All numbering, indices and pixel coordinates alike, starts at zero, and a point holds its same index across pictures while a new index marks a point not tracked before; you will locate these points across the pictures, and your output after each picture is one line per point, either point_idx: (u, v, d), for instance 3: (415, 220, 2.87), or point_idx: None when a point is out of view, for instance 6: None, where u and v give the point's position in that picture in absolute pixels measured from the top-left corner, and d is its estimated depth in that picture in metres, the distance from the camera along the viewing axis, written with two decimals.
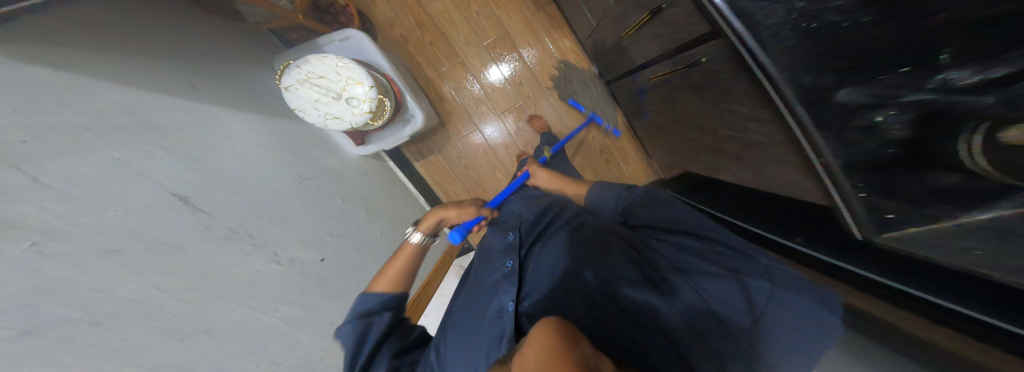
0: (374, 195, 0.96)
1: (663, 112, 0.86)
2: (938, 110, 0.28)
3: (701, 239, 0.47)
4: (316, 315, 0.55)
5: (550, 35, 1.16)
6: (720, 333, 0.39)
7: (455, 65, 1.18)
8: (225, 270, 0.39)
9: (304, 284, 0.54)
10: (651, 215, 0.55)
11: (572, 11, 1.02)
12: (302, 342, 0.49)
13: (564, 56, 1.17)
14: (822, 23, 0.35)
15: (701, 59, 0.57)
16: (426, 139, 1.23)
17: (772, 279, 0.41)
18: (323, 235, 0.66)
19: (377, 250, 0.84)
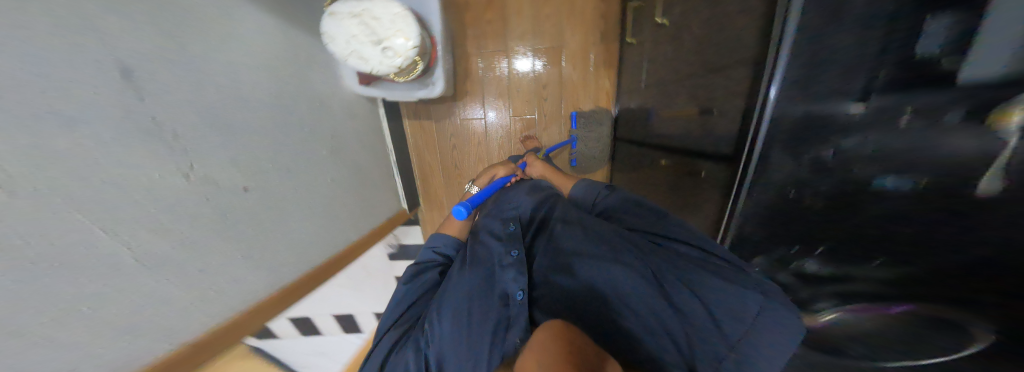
0: (351, 140, 0.81)
1: (648, 189, 0.93)
2: (792, 286, 0.42)
3: (704, 253, 0.41)
4: (200, 262, 0.41)
5: (595, 68, 1.10)
6: (710, 335, 0.37)
7: (497, 52, 1.08)
8: (73, 169, 0.28)
9: (201, 226, 0.41)
10: (648, 219, 0.50)
11: (629, 62, 0.98)
12: (156, 291, 0.37)
13: (596, 95, 1.13)
14: (786, 192, 0.39)
15: (702, 173, 0.61)
16: (430, 105, 1.11)
17: (763, 291, 0.35)
18: (268, 170, 0.52)
19: (329, 202, 0.71)
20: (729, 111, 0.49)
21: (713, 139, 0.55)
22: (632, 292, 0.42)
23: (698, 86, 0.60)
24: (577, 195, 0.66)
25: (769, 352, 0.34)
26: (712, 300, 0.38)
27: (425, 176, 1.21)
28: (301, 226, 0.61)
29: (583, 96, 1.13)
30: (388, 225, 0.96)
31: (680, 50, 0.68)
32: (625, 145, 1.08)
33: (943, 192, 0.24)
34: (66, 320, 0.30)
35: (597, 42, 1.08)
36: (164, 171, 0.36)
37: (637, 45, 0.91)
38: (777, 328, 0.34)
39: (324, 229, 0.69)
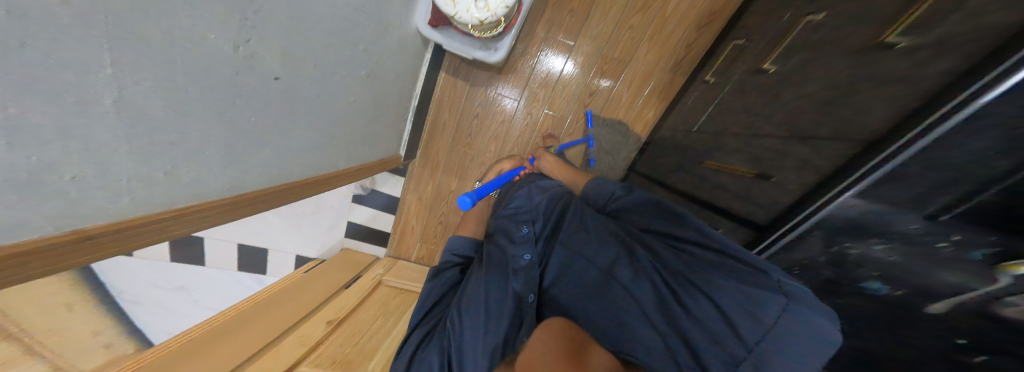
0: (395, 81, 0.73)
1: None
2: None
3: (721, 254, 0.41)
4: (200, 174, 0.33)
5: (649, 96, 1.09)
6: (728, 335, 0.34)
7: (565, 43, 1.04)
8: (182, 51, 0.23)
9: (232, 137, 0.34)
10: (658, 221, 0.49)
11: (683, 104, 0.96)
12: (152, 197, 0.29)
13: (635, 120, 1.12)
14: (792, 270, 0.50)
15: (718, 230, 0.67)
16: (475, 68, 1.06)
17: (787, 292, 0.33)
18: (320, 91, 0.44)
19: (349, 133, 0.63)
20: (788, 195, 0.50)
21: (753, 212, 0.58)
22: (641, 297, 0.43)
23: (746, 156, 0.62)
24: (589, 191, 0.64)
25: (802, 352, 0.30)
26: (726, 304, 0.36)
27: (432, 131, 1.13)
28: (319, 147, 0.55)
29: (623, 116, 1.12)
30: (373, 167, 0.85)
31: (742, 114, 0.68)
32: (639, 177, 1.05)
33: (898, 314, 0.34)
34: (79, 214, 0.23)
35: (662, 74, 1.07)
36: (256, 68, 0.31)
37: (712, 86, 0.86)
38: (806, 328, 0.31)
39: (329, 158, 0.61)
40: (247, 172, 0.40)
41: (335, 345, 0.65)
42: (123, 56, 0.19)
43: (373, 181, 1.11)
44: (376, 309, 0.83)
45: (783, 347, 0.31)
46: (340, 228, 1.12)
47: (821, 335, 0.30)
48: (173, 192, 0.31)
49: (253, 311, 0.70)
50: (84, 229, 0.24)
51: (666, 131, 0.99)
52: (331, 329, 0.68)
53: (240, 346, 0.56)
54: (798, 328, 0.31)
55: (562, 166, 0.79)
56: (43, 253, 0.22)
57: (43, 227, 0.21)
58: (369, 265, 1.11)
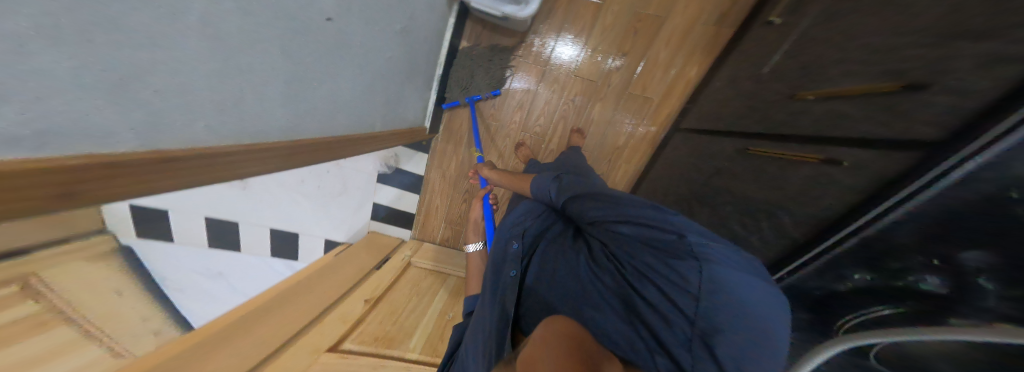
0: (423, 38, 0.72)
1: (691, 193, 0.89)
2: (830, 302, 0.48)
3: (655, 229, 0.43)
4: (256, 109, 0.35)
5: (687, 55, 1.03)
6: (674, 315, 0.38)
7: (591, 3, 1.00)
8: None
9: (283, 71, 0.35)
10: (599, 206, 0.51)
11: (738, 56, 0.88)
12: (211, 128, 0.31)
13: (673, 83, 1.06)
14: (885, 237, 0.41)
15: (842, 163, 0.46)
16: (498, 34, 1.04)
17: (702, 259, 0.38)
18: (370, 25, 0.47)
19: (392, 81, 0.65)
20: (876, 140, 0.43)
21: (811, 189, 0.51)
22: (607, 291, 0.45)
23: (822, 113, 0.52)
24: (536, 193, 0.69)
25: (740, 331, 0.34)
26: (670, 288, 0.39)
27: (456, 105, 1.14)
28: (367, 93, 0.58)
29: (663, 77, 1.06)
30: (403, 136, 0.87)
31: (813, 56, 0.58)
32: (686, 136, 0.98)
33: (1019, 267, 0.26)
34: (157, 136, 0.26)
35: (700, 33, 1.01)
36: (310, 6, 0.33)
37: (776, 25, 0.75)
38: (721, 291, 0.36)
39: (366, 115, 0.64)
40: (302, 114, 0.44)
41: (375, 322, 0.74)
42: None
43: (397, 158, 1.16)
44: (409, 289, 0.91)
45: (728, 326, 0.34)
46: (367, 208, 1.15)
47: (760, 307, 0.35)
48: (231, 124, 0.33)
49: (307, 280, 0.78)
50: (162, 149, 0.27)
51: (716, 87, 0.92)
52: (368, 308, 0.76)
53: (278, 327, 0.61)
54: (721, 291, 0.36)
55: (512, 176, 0.85)
56: (127, 166, 0.24)
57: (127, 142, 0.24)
58: (395, 248, 1.18)
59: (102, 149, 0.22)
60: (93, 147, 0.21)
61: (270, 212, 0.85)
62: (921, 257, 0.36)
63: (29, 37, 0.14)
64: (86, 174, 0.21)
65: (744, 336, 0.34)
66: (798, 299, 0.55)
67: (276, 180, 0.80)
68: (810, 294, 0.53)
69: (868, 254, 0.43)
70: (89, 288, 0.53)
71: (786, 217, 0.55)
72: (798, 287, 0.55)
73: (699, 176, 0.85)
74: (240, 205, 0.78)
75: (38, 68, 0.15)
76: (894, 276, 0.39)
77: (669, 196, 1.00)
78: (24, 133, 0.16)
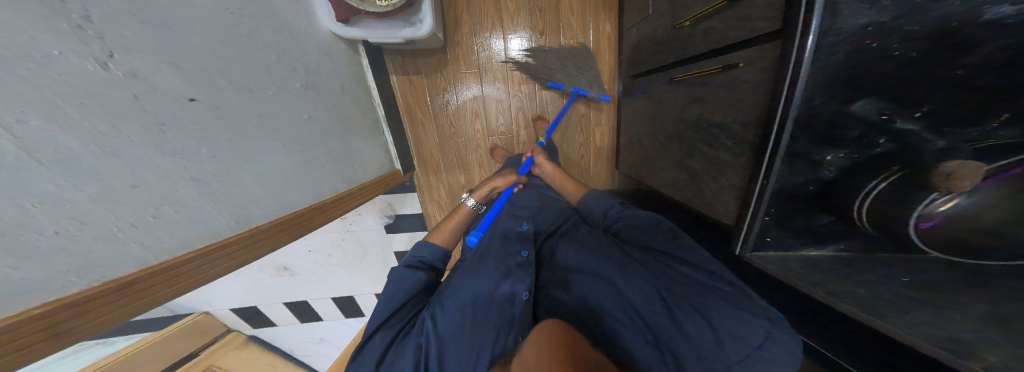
0: (338, 94, 0.75)
1: (657, 133, 0.86)
2: (792, 212, 0.51)
3: (724, 282, 0.48)
4: (201, 216, 0.38)
5: (596, 13, 1.05)
6: (701, 346, 0.43)
7: (488, 2, 1.03)
8: (97, 98, 0.26)
9: (215, 175, 0.39)
10: (661, 239, 0.58)
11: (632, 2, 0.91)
12: (159, 246, 0.33)
13: (597, 44, 1.08)
14: (819, 126, 0.43)
15: (739, 64, 0.51)
16: (419, 57, 1.06)
17: (769, 319, 0.42)
18: (275, 110, 0.51)
19: (329, 147, 0.70)
20: (751, 39, 0.49)
21: (746, 89, 0.50)
22: (635, 297, 0.51)
23: (724, 18, 0.53)
24: (591, 203, 0.75)
25: (770, 366, 0.39)
26: (718, 323, 0.44)
27: (415, 139, 1.16)
28: (309, 166, 0.62)
29: (586, 41, 1.08)
30: (378, 184, 0.90)
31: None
32: (631, 81, 0.99)
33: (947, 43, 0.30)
34: (100, 266, 0.28)
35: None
36: (161, 87, 0.32)
37: None
38: (779, 359, 0.39)
39: (324, 179, 0.68)
40: (244, 201, 0.45)
41: None
42: (15, 101, 0.20)
43: (392, 206, 1.08)
44: None
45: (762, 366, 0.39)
46: (393, 259, 1.18)
47: (792, 360, 0.39)
48: (178, 234, 0.35)
49: None
50: (119, 277, 0.30)
51: (631, 30, 0.93)
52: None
53: None
54: (780, 354, 0.39)
55: (562, 176, 0.90)
56: (82, 301, 0.27)
57: (70, 280, 0.26)
58: None
59: (47, 294, 0.25)
60: (43, 297, 0.25)
61: (319, 287, 1.03)
62: (866, 122, 0.39)
63: None
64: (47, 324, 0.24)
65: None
66: (793, 206, 0.50)
67: (307, 262, 0.92)
68: (800, 198, 0.49)
69: (821, 132, 0.43)
70: None
71: (734, 126, 0.54)
72: (782, 193, 0.49)
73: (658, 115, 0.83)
74: (297, 288, 0.97)
75: None
76: (865, 146, 0.40)
77: (639, 147, 1.00)
78: None
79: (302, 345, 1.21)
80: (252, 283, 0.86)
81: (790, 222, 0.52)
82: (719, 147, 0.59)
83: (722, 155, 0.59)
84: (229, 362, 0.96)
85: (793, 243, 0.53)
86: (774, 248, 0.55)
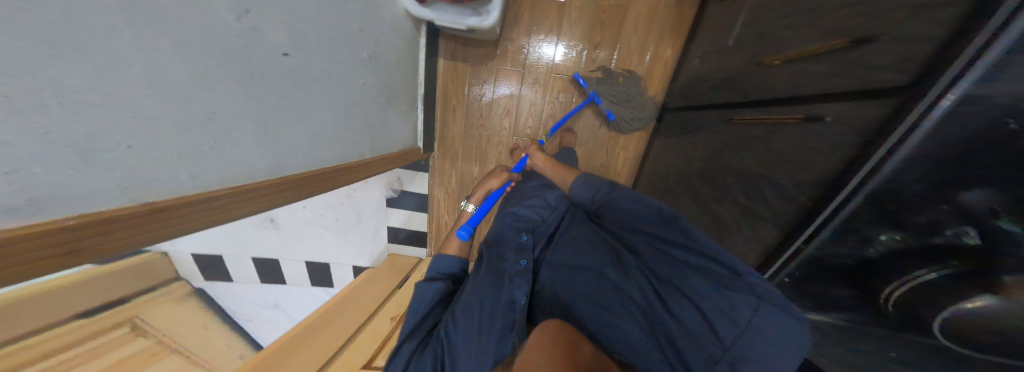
0: (394, 66, 0.75)
1: (688, 171, 0.85)
2: (818, 276, 0.49)
3: (710, 261, 0.46)
4: (247, 155, 0.37)
5: (658, 38, 1.04)
6: (701, 336, 0.44)
7: (554, 5, 1.02)
8: (202, 31, 0.26)
9: (273, 117, 0.39)
10: (652, 225, 0.54)
11: (704, 35, 0.90)
12: (200, 179, 0.33)
13: (651, 69, 1.07)
14: (890, 202, 0.39)
15: (824, 118, 0.46)
16: (470, 45, 1.06)
17: (760, 297, 0.41)
18: (341, 66, 0.51)
19: (371, 112, 0.70)
20: (843, 93, 0.44)
21: (802, 150, 0.50)
22: (634, 297, 0.52)
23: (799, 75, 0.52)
24: (577, 190, 0.68)
25: (766, 345, 0.39)
26: (708, 306, 0.45)
27: (443, 121, 1.15)
28: (349, 126, 0.62)
29: (640, 63, 1.07)
30: (398, 158, 0.90)
31: (773, 29, 0.62)
32: (676, 114, 0.98)
33: None
34: (149, 188, 0.28)
35: (662, 15, 1.02)
36: (263, 39, 0.33)
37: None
38: (776, 327, 0.40)
39: (356, 143, 0.67)
40: (285, 147, 0.44)
41: None
42: (139, 15, 0.20)
43: (400, 181, 1.14)
44: None
45: (756, 344, 0.40)
46: (381, 233, 1.17)
47: (794, 341, 0.38)
48: (221, 169, 0.35)
49: (341, 303, 0.80)
50: (154, 201, 0.29)
51: (694, 64, 0.92)
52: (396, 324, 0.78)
53: (326, 345, 0.63)
54: (769, 328, 0.40)
55: (553, 162, 0.85)
56: (121, 221, 0.26)
57: (117, 197, 0.26)
58: (415, 267, 1.19)
59: (93, 207, 0.24)
60: (86, 208, 0.24)
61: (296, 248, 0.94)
62: (941, 206, 0.33)
63: (9, 115, 0.15)
64: (72, 234, 0.23)
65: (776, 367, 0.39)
66: (822, 273, 0.48)
67: (297, 218, 0.87)
68: (831, 271, 0.46)
69: (889, 210, 0.39)
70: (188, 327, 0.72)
71: (779, 184, 0.53)
72: (817, 261, 0.48)
73: (696, 153, 0.82)
74: (276, 246, 0.87)
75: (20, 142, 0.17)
76: (927, 233, 0.35)
77: (664, 180, 0.99)
78: (18, 203, 0.19)
79: (250, 312, 0.89)
80: (238, 230, 0.78)
81: (808, 285, 0.50)
82: (758, 201, 0.59)
83: (759, 209, 0.58)
84: (167, 313, 0.70)
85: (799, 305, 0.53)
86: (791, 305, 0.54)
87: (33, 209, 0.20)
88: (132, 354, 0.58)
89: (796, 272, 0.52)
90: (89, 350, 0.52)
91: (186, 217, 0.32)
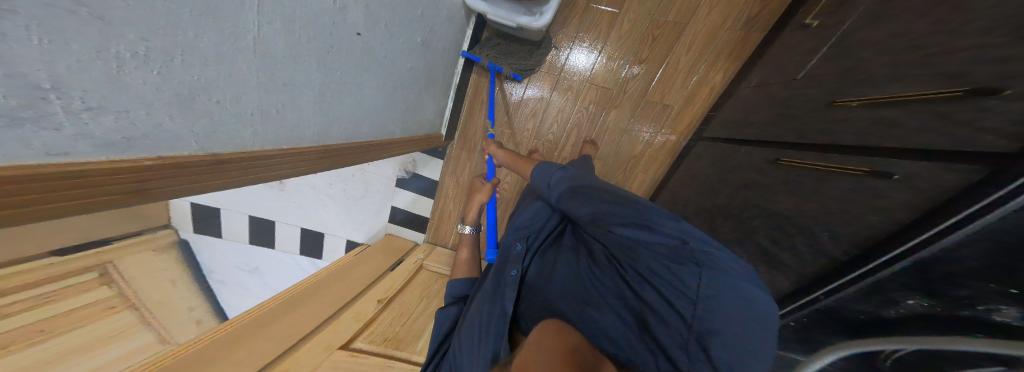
0: (440, 54, 0.76)
1: (712, 204, 0.84)
2: (832, 320, 0.49)
3: (656, 236, 0.36)
4: (304, 121, 0.39)
5: (710, 63, 1.03)
6: (667, 321, 0.36)
7: (608, 13, 1.02)
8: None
9: (337, 89, 0.41)
10: (585, 203, 0.44)
11: (762, 67, 0.89)
12: (259, 138, 0.34)
13: (695, 92, 1.06)
14: (929, 271, 0.38)
15: (894, 175, 0.42)
16: None
17: (700, 263, 0.34)
18: (401, 48, 0.53)
19: (412, 92, 0.70)
20: (923, 152, 0.40)
21: (842, 204, 0.48)
22: (602, 289, 0.44)
23: (852, 126, 0.51)
24: (536, 179, 0.60)
25: (732, 328, 0.32)
26: (666, 288, 0.37)
27: (470, 113, 1.16)
28: (391, 105, 0.63)
29: (684, 86, 1.06)
30: (422, 142, 0.90)
31: (830, 77, 0.61)
32: (709, 144, 0.96)
33: None
34: (218, 140, 0.29)
35: (717, 44, 1.01)
36: (347, 19, 0.35)
37: (809, 32, 0.75)
38: (732, 295, 0.32)
39: (390, 122, 0.68)
40: (332, 118, 0.45)
41: (386, 323, 0.74)
42: None
43: (414, 163, 1.17)
44: (419, 291, 0.90)
45: (720, 322, 0.32)
46: (385, 212, 1.20)
47: (738, 308, 0.32)
48: (278, 130, 0.36)
49: (320, 284, 0.80)
50: (219, 153, 0.29)
51: (744, 95, 0.91)
52: (382, 307, 0.76)
53: (300, 322, 0.64)
54: (725, 294, 0.32)
55: (512, 156, 0.82)
56: (191, 169, 0.27)
57: (192, 146, 0.26)
58: (410, 251, 1.17)
59: (172, 151, 0.25)
60: (165, 151, 0.24)
61: (296, 212, 1.04)
62: (981, 287, 0.32)
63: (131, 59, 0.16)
64: (146, 173, 0.23)
65: (743, 342, 0.31)
66: (836, 321, 0.49)
67: (306, 184, 1.00)
68: (844, 321, 0.47)
69: (928, 280, 0.38)
70: (154, 282, 0.78)
71: (813, 234, 0.53)
72: (832, 311, 0.49)
73: (724, 187, 0.81)
74: (279, 206, 1.01)
75: (134, 84, 0.17)
76: (957, 305, 0.35)
77: (684, 207, 0.98)
78: (115, 140, 0.20)
79: (226, 272, 0.97)
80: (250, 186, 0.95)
81: (813, 329, 0.52)
82: (787, 246, 0.58)
83: (788, 256, 0.57)
84: (140, 262, 0.78)
85: (790, 346, 0.55)
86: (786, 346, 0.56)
87: (125, 147, 0.21)
88: (90, 303, 0.63)
89: (807, 314, 0.53)
90: (50, 292, 0.56)
91: (234, 172, 0.33)
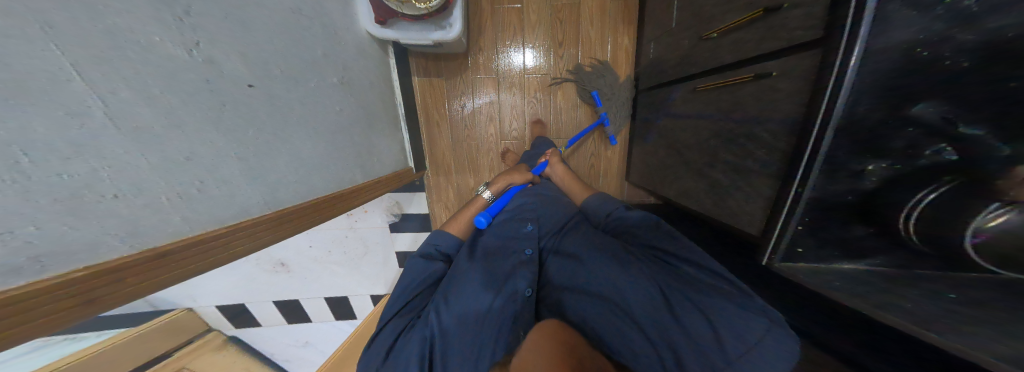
0: (366, 88, 0.77)
1: (674, 142, 0.86)
2: (826, 227, 0.47)
3: (730, 282, 0.47)
4: (239, 191, 0.39)
5: (615, 28, 1.08)
6: (700, 351, 0.41)
7: (513, 10, 1.07)
8: (154, 70, 0.27)
9: (257, 148, 0.42)
10: (660, 238, 0.57)
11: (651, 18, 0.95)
12: (196, 220, 0.34)
13: (614, 56, 1.11)
14: (863, 130, 0.40)
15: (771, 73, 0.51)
16: (441, 61, 1.10)
17: (770, 317, 0.42)
18: (312, 97, 0.55)
19: (352, 130, 0.71)
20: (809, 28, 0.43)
21: (774, 96, 0.50)
22: (637, 298, 0.50)
23: (751, 30, 0.55)
24: (593, 206, 0.73)
25: (763, 361, 0.38)
26: (720, 323, 0.43)
27: (430, 136, 1.18)
28: (336, 150, 0.64)
29: (604, 53, 1.11)
30: (390, 181, 0.89)
31: None
32: (648, 92, 1.00)
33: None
34: (148, 234, 0.29)
35: (615, 4, 1.06)
36: (226, 73, 0.36)
37: None
38: (779, 342, 0.39)
39: (344, 169, 0.68)
40: (274, 182, 0.46)
41: None
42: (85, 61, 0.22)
43: (399, 205, 1.04)
44: None
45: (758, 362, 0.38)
46: (393, 259, 1.08)
47: (785, 350, 0.38)
48: (217, 209, 0.37)
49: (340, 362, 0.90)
50: (157, 246, 0.31)
51: (650, 44, 0.96)
52: None
53: None
54: (780, 349, 0.38)
55: (572, 178, 0.89)
56: (127, 269, 0.27)
57: (119, 246, 0.27)
58: None
59: (100, 257, 0.26)
60: (90, 260, 0.25)
61: (311, 286, 0.89)
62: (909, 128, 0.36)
63: None
64: (76, 286, 0.24)
65: None
66: (830, 214, 0.46)
67: (306, 258, 0.81)
68: (832, 208, 0.46)
69: (864, 140, 0.40)
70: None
71: (759, 132, 0.54)
72: (819, 203, 0.46)
73: (677, 123, 0.84)
74: (294, 289, 0.85)
75: None
76: (909, 156, 0.37)
77: (653, 155, 0.99)
78: (21, 263, 0.21)
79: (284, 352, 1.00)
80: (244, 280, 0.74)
81: (825, 232, 0.48)
82: (743, 154, 0.59)
83: (748, 162, 0.58)
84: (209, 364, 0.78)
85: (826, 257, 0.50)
86: (798, 260, 0.51)
87: (37, 267, 0.22)
88: None
89: (799, 231, 0.49)
90: None
91: (172, 267, 0.32)
